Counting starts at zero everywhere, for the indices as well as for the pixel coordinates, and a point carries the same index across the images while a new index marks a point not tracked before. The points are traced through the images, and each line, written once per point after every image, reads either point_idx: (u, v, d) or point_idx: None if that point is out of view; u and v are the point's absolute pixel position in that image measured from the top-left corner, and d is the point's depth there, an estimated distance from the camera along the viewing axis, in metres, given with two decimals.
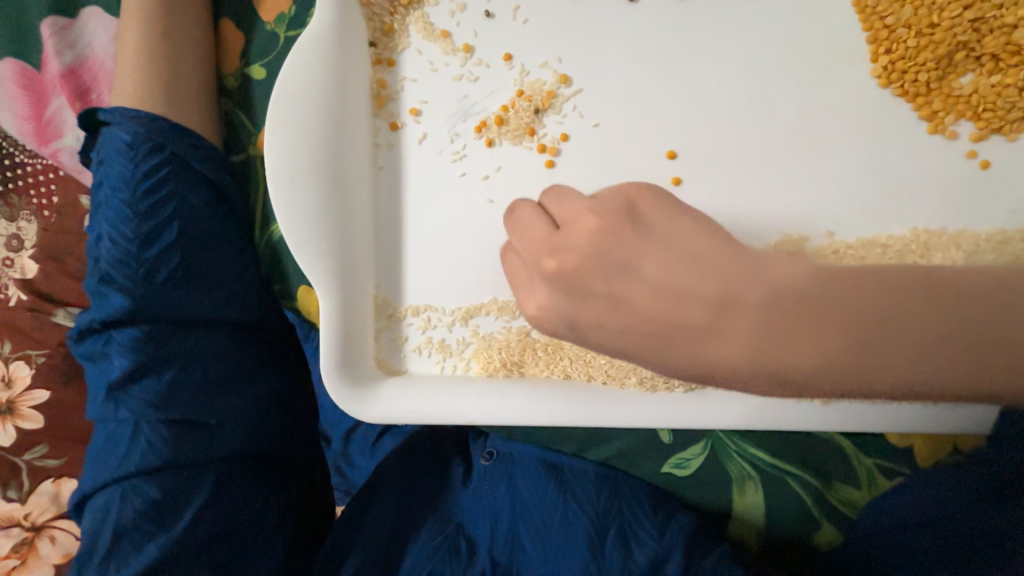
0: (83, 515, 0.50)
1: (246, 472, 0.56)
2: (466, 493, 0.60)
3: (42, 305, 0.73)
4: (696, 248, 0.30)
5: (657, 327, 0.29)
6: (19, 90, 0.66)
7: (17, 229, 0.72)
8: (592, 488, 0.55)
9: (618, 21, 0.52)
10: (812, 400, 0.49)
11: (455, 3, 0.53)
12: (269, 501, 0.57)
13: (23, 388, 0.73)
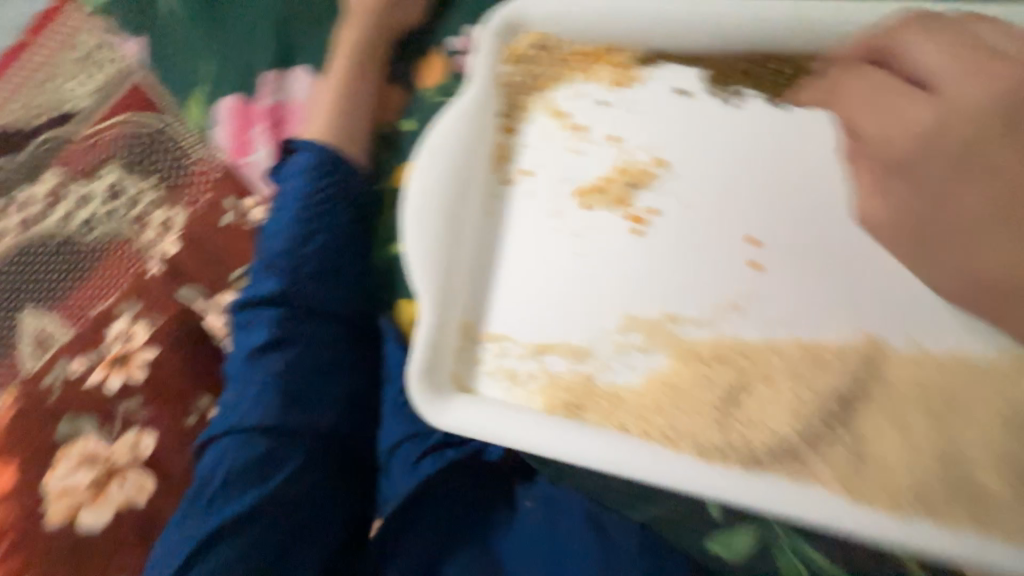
0: (203, 452, 0.62)
1: (330, 451, 0.65)
2: (513, 535, 0.62)
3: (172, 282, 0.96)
4: None
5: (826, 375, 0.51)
6: (228, 114, 0.82)
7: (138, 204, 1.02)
8: (634, 550, 0.55)
9: (714, 120, 0.61)
10: (880, 509, 0.47)
11: (576, 92, 0.65)
12: (340, 480, 0.65)
13: None
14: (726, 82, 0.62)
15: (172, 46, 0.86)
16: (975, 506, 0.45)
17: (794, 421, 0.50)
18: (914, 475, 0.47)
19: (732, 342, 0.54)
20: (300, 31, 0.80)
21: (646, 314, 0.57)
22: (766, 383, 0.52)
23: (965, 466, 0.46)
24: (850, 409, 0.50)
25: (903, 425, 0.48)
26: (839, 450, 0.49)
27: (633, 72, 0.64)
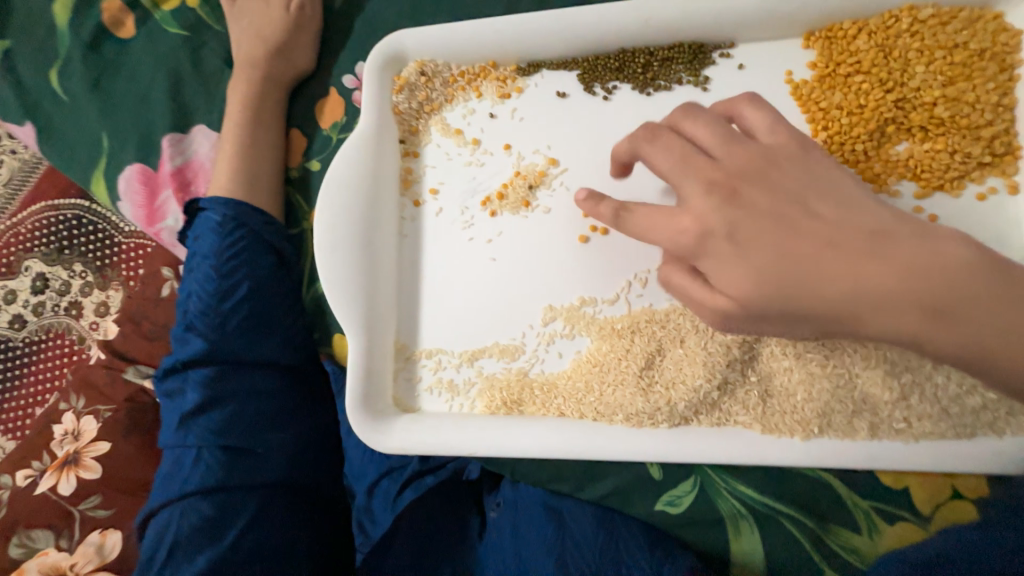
0: (150, 524, 0.61)
1: (283, 499, 0.65)
2: (484, 545, 0.68)
3: (116, 363, 0.97)
4: (882, 270, 0.37)
5: (834, 285, 0.38)
6: (134, 185, 0.81)
7: (110, 296, 1.17)
8: (592, 525, 0.58)
9: (594, 113, 0.65)
10: (792, 436, 0.52)
11: (466, 109, 0.68)
12: (299, 524, 0.66)
13: (88, 440, 0.89)
14: (602, 74, 0.65)
15: (62, 124, 0.84)
16: (867, 417, 0.51)
17: (706, 373, 0.54)
18: (812, 399, 0.52)
19: (642, 312, 0.59)
20: (191, 90, 0.79)
21: (564, 302, 0.61)
22: (677, 344, 0.56)
23: (857, 383, 0.51)
24: (753, 351, 0.54)
25: (798, 357, 0.53)
26: (748, 391, 0.53)
27: (515, 80, 0.67)
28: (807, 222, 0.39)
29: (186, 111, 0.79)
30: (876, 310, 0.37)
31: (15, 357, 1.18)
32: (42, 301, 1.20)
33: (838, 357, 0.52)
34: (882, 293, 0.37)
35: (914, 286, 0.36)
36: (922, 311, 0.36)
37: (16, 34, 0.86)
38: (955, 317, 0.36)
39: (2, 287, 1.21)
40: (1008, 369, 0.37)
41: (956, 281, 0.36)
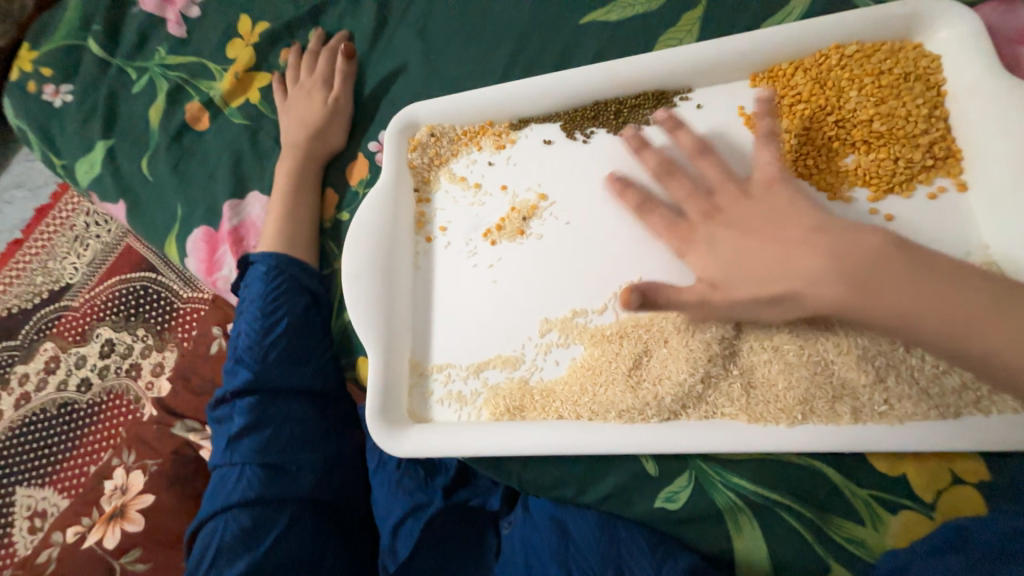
0: (196, 538, 0.67)
1: (311, 515, 0.69)
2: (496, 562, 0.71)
3: (166, 418, 1.08)
4: (807, 252, 0.52)
5: (774, 266, 0.53)
6: (198, 245, 0.96)
7: (166, 357, 1.32)
8: (595, 529, 0.60)
9: (577, 155, 0.76)
10: (777, 424, 0.54)
11: (469, 159, 0.80)
12: (326, 541, 0.70)
13: (135, 494, 0.98)
14: (581, 122, 0.77)
15: (148, 201, 1.04)
16: (850, 402, 0.53)
17: (690, 368, 0.58)
18: (793, 387, 0.55)
19: (629, 319, 0.64)
20: (248, 165, 0.97)
21: (558, 315, 0.68)
22: (662, 345, 0.61)
23: (834, 369, 0.54)
24: (733, 347, 0.58)
25: (776, 349, 0.57)
26: (731, 383, 0.57)
27: (508, 134, 0.80)
28: (752, 228, 0.57)
29: (244, 182, 0.96)
30: (812, 278, 0.50)
31: (79, 419, 1.31)
32: (107, 365, 1.35)
33: (812, 346, 0.55)
34: (807, 267, 0.51)
35: (835, 260, 0.50)
36: (843, 276, 0.49)
37: (119, 136, 1.09)
38: (874, 282, 0.48)
39: (75, 354, 1.38)
40: (928, 329, 0.47)
41: (875, 254, 0.49)
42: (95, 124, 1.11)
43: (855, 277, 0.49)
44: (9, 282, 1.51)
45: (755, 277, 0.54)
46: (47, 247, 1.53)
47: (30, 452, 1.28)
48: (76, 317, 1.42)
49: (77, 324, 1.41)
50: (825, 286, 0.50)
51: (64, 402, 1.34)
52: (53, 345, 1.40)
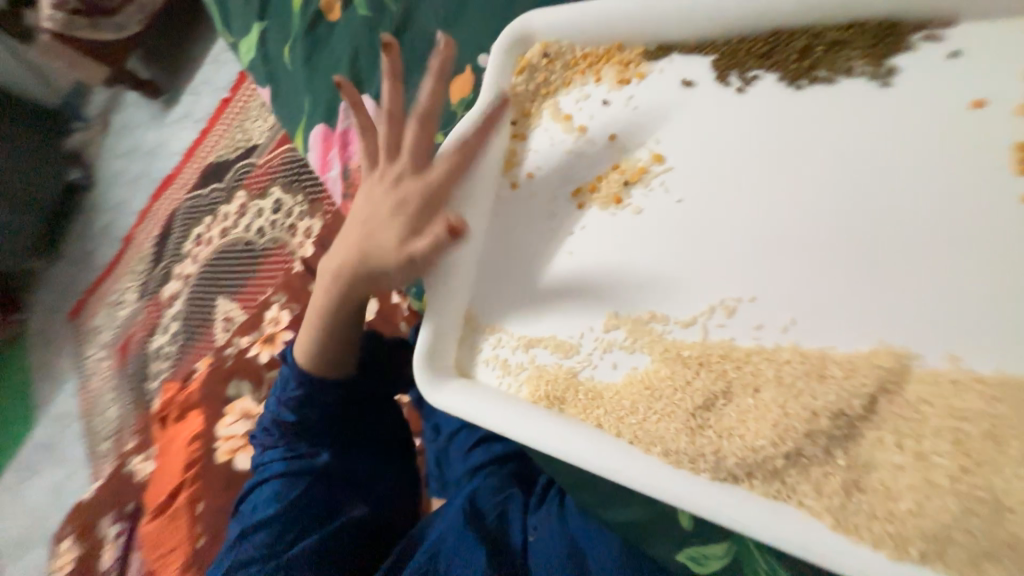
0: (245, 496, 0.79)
1: (332, 483, 0.79)
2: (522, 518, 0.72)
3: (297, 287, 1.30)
4: (876, 266, 0.45)
5: (855, 305, 0.46)
6: (317, 144, 1.01)
7: (310, 224, 1.38)
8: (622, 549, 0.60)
9: (722, 107, 0.55)
10: (874, 548, 0.40)
11: (581, 93, 0.65)
12: (350, 502, 0.80)
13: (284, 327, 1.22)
14: (742, 61, 0.55)
15: (285, 90, 1.10)
16: (1011, 569, 0.36)
17: (774, 436, 0.45)
18: (922, 516, 0.39)
19: (718, 345, 0.50)
20: (365, 66, 0.94)
21: (632, 313, 0.56)
22: (749, 393, 0.48)
23: (1010, 520, 0.36)
24: (851, 429, 0.43)
25: (918, 455, 0.40)
26: (827, 474, 0.43)
27: (638, 65, 0.62)
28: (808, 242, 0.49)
29: (359, 84, 0.95)
30: (895, 300, 0.44)
31: (260, 262, 1.43)
32: (279, 221, 1.44)
33: (983, 475, 0.38)
34: (893, 288, 0.44)
35: (901, 263, 0.45)
36: (914, 276, 0.44)
37: (269, 18, 1.13)
38: (946, 265, 0.43)
39: (258, 207, 1.49)
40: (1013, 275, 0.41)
41: (908, 232, 0.45)
42: (252, 3, 1.16)
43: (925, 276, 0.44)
44: (203, 137, 1.73)
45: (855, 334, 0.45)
46: (225, 114, 1.70)
47: (223, 277, 1.46)
48: (259, 173, 1.52)
49: (261, 179, 1.51)
50: (902, 315, 0.44)
51: (250, 245, 1.46)
52: (243, 194, 1.53)
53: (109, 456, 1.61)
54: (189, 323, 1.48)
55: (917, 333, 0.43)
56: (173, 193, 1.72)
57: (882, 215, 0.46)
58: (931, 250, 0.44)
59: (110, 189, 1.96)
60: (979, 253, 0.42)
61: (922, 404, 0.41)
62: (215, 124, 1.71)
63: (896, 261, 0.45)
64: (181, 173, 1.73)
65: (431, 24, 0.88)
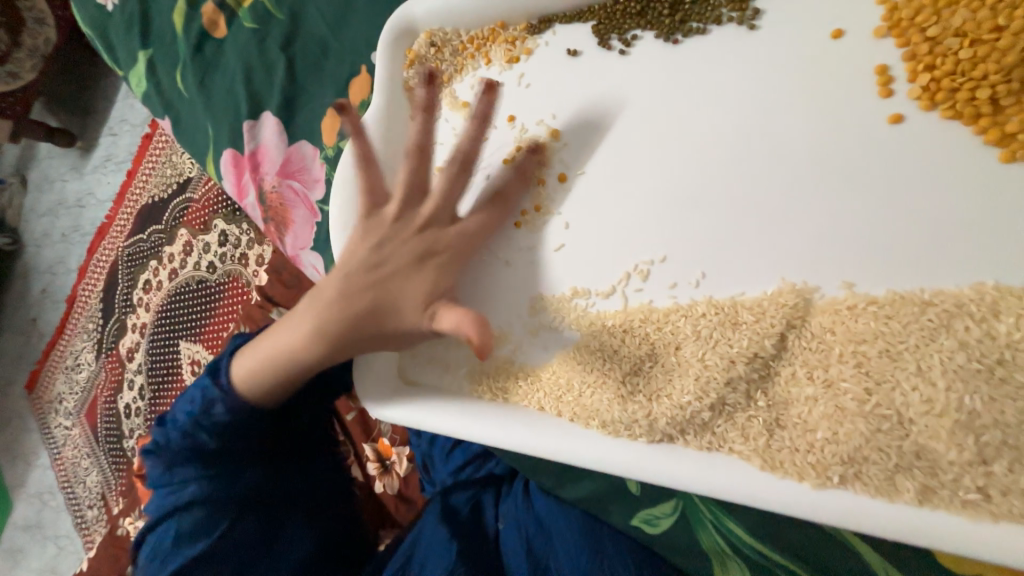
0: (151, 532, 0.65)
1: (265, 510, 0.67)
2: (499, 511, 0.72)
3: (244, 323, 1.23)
4: (797, 205, 0.45)
5: (776, 246, 0.45)
6: (229, 169, 0.95)
7: (263, 252, 1.24)
8: (577, 536, 0.54)
9: (609, 72, 0.55)
10: (800, 481, 0.41)
11: (475, 78, 0.64)
12: (285, 530, 0.68)
13: None
14: (620, 22, 0.55)
15: (185, 119, 1.03)
16: (920, 477, 0.37)
17: (698, 391, 0.46)
18: (837, 442, 0.40)
19: (638, 310, 0.51)
20: (260, 81, 0.89)
21: (556, 293, 0.56)
22: (672, 352, 0.48)
23: (914, 432, 0.38)
24: (769, 371, 0.44)
25: (828, 385, 0.41)
26: (751, 418, 0.44)
27: (524, 41, 0.60)
28: (727, 187, 0.48)
29: (258, 101, 0.90)
30: (816, 239, 0.44)
31: (214, 297, 1.28)
32: (224, 253, 1.28)
33: (884, 394, 0.39)
34: (811, 225, 0.44)
35: (817, 203, 0.44)
36: (831, 213, 0.44)
37: (154, 45, 1.06)
38: (863, 201, 0.43)
39: (202, 241, 1.32)
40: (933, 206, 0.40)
41: (830, 170, 0.44)
42: (131, 31, 1.07)
43: (843, 212, 0.43)
44: (148, 174, 1.47)
45: (773, 274, 0.46)
46: (148, 150, 1.49)
47: (175, 318, 1.32)
48: (199, 207, 1.34)
49: (200, 212, 1.34)
50: (825, 251, 0.44)
51: (199, 280, 1.31)
52: (186, 231, 1.35)
53: (100, 522, 1.53)
54: (155, 373, 1.36)
55: (814, 268, 0.44)
56: (114, 243, 1.52)
57: (775, 153, 0.46)
58: (840, 181, 0.44)
59: (42, 254, 1.75)
60: (859, 180, 0.43)
61: (827, 334, 0.42)
62: (146, 161, 1.49)
63: (797, 197, 0.45)
64: (116, 220, 1.54)
65: (319, 27, 0.84)
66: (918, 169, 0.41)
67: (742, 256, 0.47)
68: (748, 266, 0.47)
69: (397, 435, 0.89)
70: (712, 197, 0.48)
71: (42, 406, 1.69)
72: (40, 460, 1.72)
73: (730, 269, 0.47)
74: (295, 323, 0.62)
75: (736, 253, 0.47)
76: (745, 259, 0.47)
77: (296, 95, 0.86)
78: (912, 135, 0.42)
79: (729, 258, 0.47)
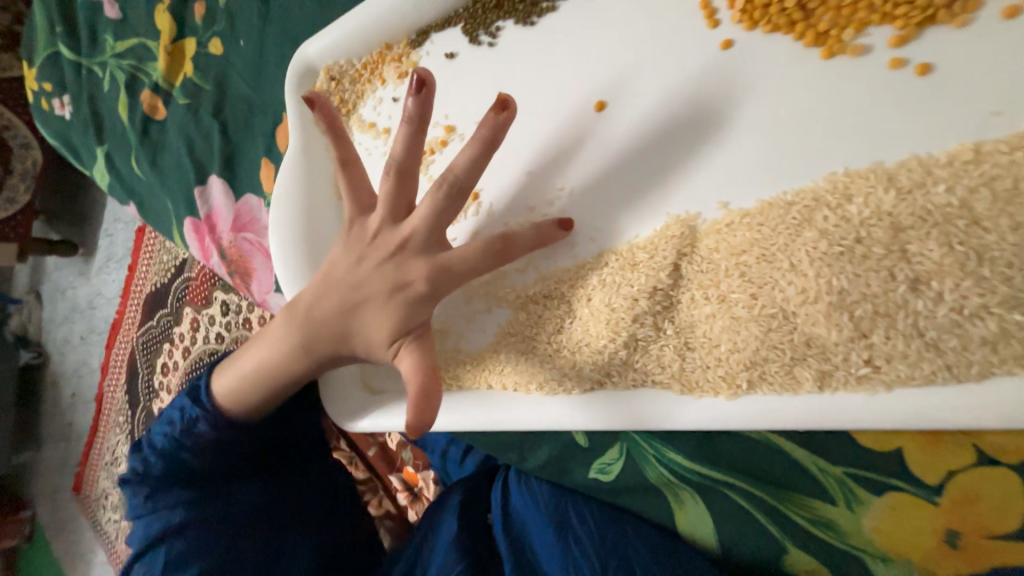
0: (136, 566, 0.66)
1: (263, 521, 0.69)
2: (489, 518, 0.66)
3: None
4: (669, 140, 0.47)
5: (657, 180, 0.48)
6: (192, 235, 1.01)
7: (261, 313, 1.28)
8: (545, 514, 0.56)
9: (486, 63, 0.59)
10: (716, 395, 0.43)
11: (375, 99, 0.68)
12: (286, 545, 0.69)
13: None
14: (483, 18, 0.59)
15: (148, 200, 1.10)
16: (815, 364, 0.39)
17: (611, 332, 0.48)
18: (739, 349, 0.42)
19: (552, 274, 0.53)
20: (202, 149, 0.96)
21: (478, 276, 0.58)
22: (585, 304, 0.51)
23: (799, 324, 0.40)
24: (671, 299, 0.46)
25: (721, 299, 0.44)
26: (664, 347, 0.46)
27: (409, 56, 0.65)
28: (606, 140, 0.51)
29: (205, 168, 0.96)
30: (690, 168, 0.46)
31: None
32: (230, 322, 1.33)
33: (767, 294, 0.41)
34: (682, 156, 0.47)
35: (685, 134, 0.47)
36: (698, 140, 0.46)
37: (108, 140, 1.14)
38: (722, 122, 0.45)
39: (207, 315, 1.37)
40: (784, 110, 0.43)
41: (688, 101, 0.47)
42: (87, 132, 1.16)
43: (707, 136, 0.46)
44: (149, 265, 1.55)
45: (662, 207, 0.48)
46: (145, 245, 1.57)
47: None
48: (198, 282, 1.40)
49: (200, 288, 1.39)
50: (703, 175, 0.46)
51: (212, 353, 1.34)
52: (190, 309, 1.40)
53: None
54: None
55: (691, 197, 0.46)
56: (128, 334, 1.60)
57: (637, 99, 0.49)
58: (701, 108, 0.46)
59: (65, 360, 1.85)
60: (713, 104, 0.45)
61: (713, 254, 0.45)
62: (145, 255, 1.57)
63: (666, 133, 0.48)
64: (126, 314, 1.62)
65: (243, 89, 0.91)
66: (762, 82, 0.44)
67: (633, 197, 0.49)
68: (641, 207, 0.49)
69: (420, 461, 0.90)
70: (595, 152, 0.51)
71: (89, 504, 1.75)
72: (97, 557, 1.78)
73: (627, 212, 0.49)
74: (277, 344, 0.60)
75: (628, 196, 0.49)
76: (638, 200, 0.49)
77: (235, 154, 0.92)
78: (747, 54, 0.44)
79: (622, 203, 0.50)
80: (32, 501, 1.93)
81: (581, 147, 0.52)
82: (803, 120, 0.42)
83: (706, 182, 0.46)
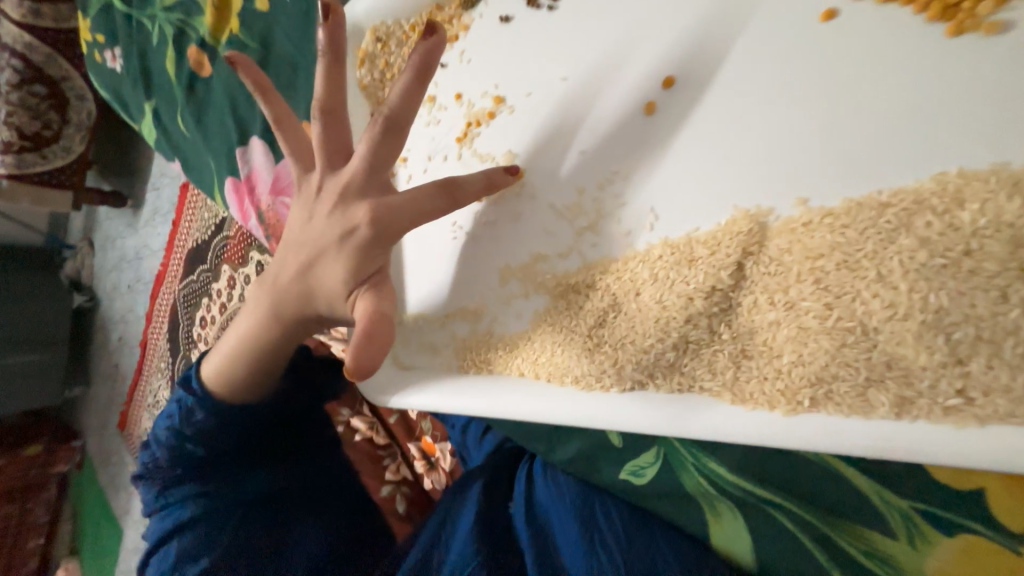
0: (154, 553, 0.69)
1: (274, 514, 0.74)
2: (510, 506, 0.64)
3: None
4: (746, 123, 0.42)
5: (727, 168, 0.43)
6: (232, 196, 1.02)
7: None
8: (569, 510, 0.54)
9: (544, 29, 0.54)
10: (771, 410, 0.40)
11: None
12: (297, 529, 0.73)
13: None
14: None
15: (192, 158, 1.11)
16: (893, 389, 0.35)
17: (659, 332, 0.45)
18: (804, 363, 0.38)
19: (598, 264, 0.50)
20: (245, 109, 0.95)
21: (518, 260, 0.56)
22: (632, 298, 0.48)
23: (881, 342, 0.36)
24: (730, 302, 0.43)
25: (790, 307, 0.39)
26: (717, 353, 0.43)
27: (460, 18, 0.61)
28: (672, 121, 0.46)
29: (247, 129, 0.96)
30: (768, 155, 0.41)
31: None
32: None
33: (845, 306, 0.37)
34: (761, 142, 0.42)
35: (765, 118, 0.41)
36: (781, 125, 0.41)
37: (156, 96, 1.15)
38: (812, 107, 0.40)
39: (242, 275, 1.39)
40: (891, 96, 0.37)
41: (773, 81, 0.41)
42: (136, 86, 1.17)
43: (791, 121, 0.40)
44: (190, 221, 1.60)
45: (729, 199, 0.43)
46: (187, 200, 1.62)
47: None
48: (235, 241, 1.42)
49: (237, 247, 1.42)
50: (782, 166, 0.41)
51: None
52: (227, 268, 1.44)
53: None
54: None
55: (766, 188, 0.41)
56: (171, 287, 1.66)
57: (713, 75, 0.44)
58: (789, 88, 0.41)
59: (113, 306, 1.95)
60: (803, 84, 0.40)
61: (785, 256, 0.40)
62: (185, 212, 1.62)
63: (743, 114, 0.42)
64: (169, 268, 1.68)
65: (287, 48, 0.89)
66: (866, 62, 0.38)
67: (698, 186, 0.45)
68: (704, 198, 0.44)
69: (439, 432, 0.82)
70: (659, 134, 0.47)
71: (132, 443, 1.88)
72: None
73: (689, 201, 0.45)
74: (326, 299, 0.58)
75: (691, 184, 0.45)
76: (704, 188, 0.44)
77: None
78: (851, 28, 0.38)
79: (684, 191, 0.45)
80: (82, 434, 2.09)
81: (643, 127, 0.48)
82: (912, 109, 0.36)
83: (784, 174, 0.41)
